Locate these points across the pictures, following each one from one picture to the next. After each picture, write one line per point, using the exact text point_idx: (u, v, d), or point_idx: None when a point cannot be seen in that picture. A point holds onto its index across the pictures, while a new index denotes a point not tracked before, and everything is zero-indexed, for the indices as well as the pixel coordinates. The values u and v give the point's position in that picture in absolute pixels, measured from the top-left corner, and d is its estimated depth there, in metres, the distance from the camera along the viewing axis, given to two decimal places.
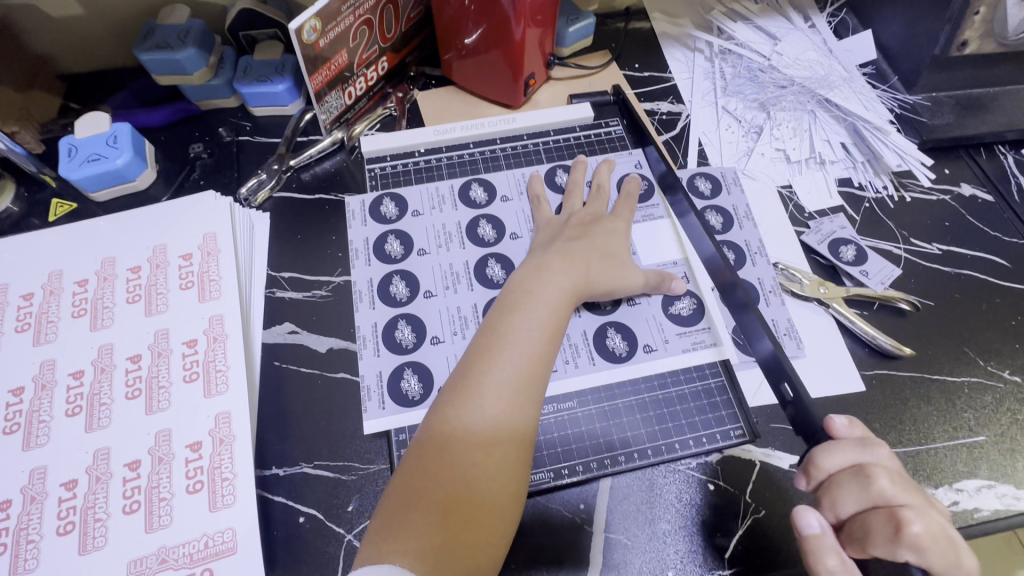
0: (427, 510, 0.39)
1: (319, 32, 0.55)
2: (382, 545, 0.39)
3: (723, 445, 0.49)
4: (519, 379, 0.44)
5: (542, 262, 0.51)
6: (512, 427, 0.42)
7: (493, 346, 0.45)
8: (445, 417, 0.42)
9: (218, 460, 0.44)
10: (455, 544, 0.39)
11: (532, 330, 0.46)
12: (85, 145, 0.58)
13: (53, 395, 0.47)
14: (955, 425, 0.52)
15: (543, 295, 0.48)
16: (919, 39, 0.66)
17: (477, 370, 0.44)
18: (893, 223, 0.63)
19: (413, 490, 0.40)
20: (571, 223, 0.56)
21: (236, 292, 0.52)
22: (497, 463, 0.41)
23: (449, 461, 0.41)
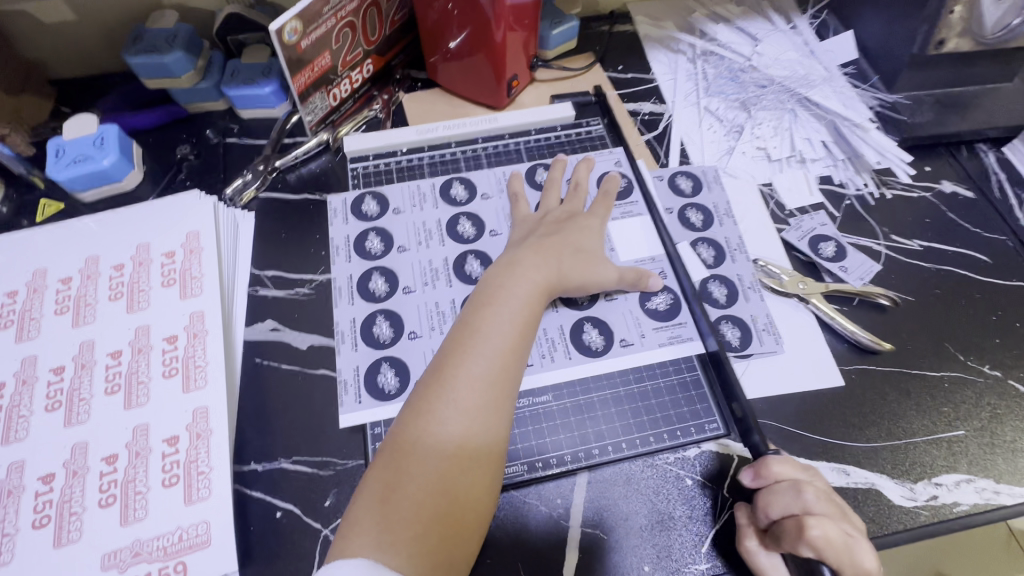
0: (403, 505, 0.39)
1: (300, 34, 0.56)
2: (353, 539, 0.38)
3: (698, 438, 0.50)
4: (493, 372, 0.44)
5: (513, 259, 0.51)
6: (488, 420, 0.42)
7: (467, 341, 0.45)
8: (420, 412, 0.42)
9: (195, 454, 0.45)
10: (432, 538, 0.39)
11: (506, 325, 0.46)
12: (73, 145, 0.58)
13: (34, 390, 0.47)
14: (934, 419, 0.52)
15: (517, 290, 0.48)
16: (898, 39, 0.67)
17: (451, 364, 0.44)
18: (874, 220, 0.63)
19: (387, 485, 0.40)
20: (548, 220, 0.57)
21: (218, 290, 0.53)
22: (473, 457, 0.41)
23: (424, 456, 0.41)
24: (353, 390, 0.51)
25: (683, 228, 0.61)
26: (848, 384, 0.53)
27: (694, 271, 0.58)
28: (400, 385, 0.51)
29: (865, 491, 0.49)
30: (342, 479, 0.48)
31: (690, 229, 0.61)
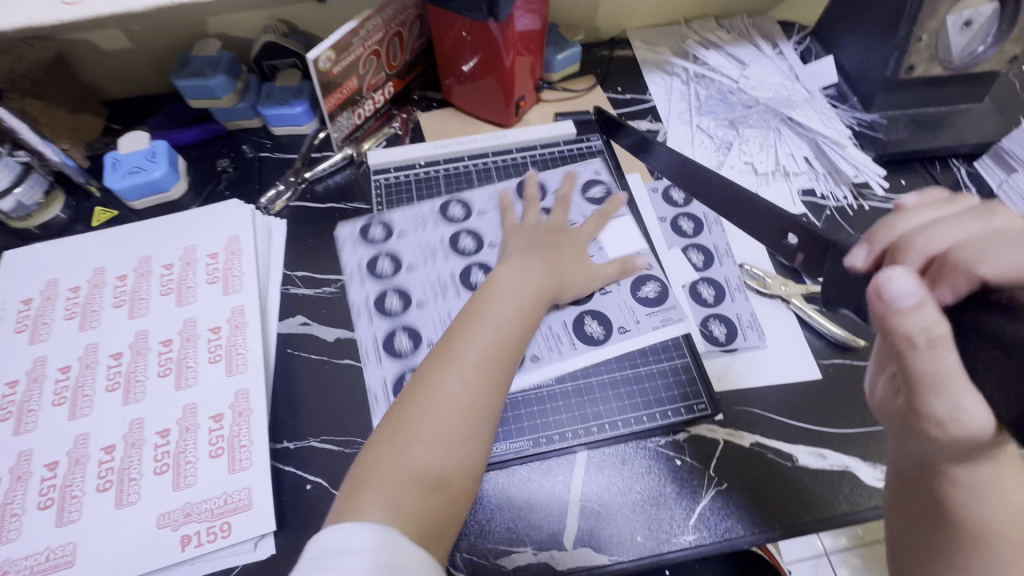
0: (407, 465, 0.44)
1: (333, 62, 0.63)
2: (361, 496, 0.43)
3: (687, 419, 0.55)
4: (492, 358, 0.50)
5: (522, 262, 0.58)
6: (484, 398, 0.48)
7: (470, 329, 0.52)
8: (425, 388, 0.48)
9: (237, 429, 0.51)
10: (427, 495, 0.44)
11: (506, 317, 0.53)
12: (128, 159, 0.66)
13: (95, 373, 0.53)
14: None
15: (519, 288, 0.55)
16: (873, 64, 0.73)
17: (456, 347, 0.50)
18: (852, 228, 0.68)
19: (392, 449, 0.45)
20: (546, 231, 0.64)
21: (256, 287, 0.59)
22: (469, 427, 0.47)
23: (426, 424, 0.46)
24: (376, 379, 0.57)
25: (675, 234, 0.67)
26: (826, 376, 0.58)
27: (686, 273, 0.64)
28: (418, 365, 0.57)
29: (839, 472, 0.53)
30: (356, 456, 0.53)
31: (682, 235, 0.67)
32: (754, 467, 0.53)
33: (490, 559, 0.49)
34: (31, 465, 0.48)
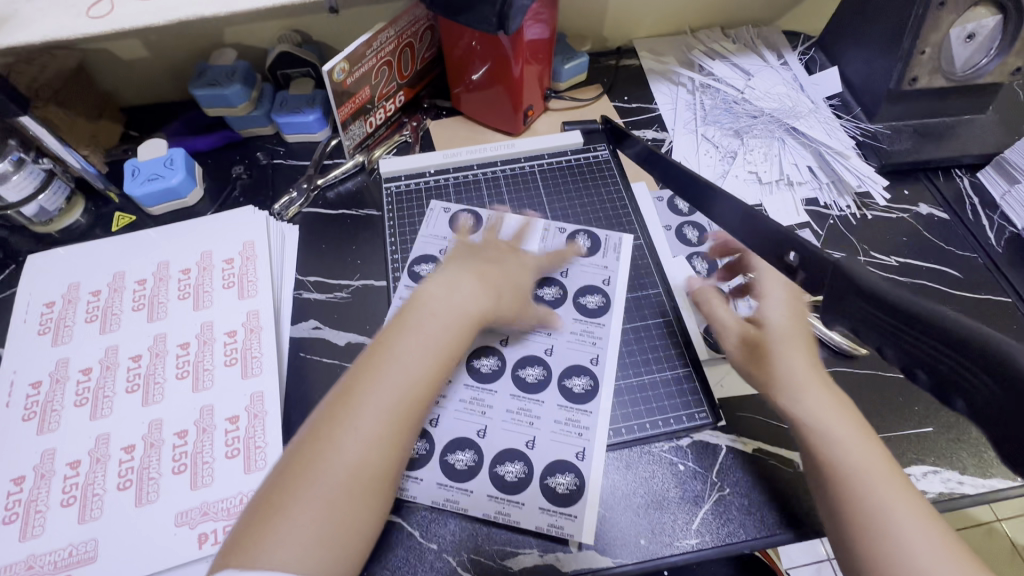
0: (290, 526, 0.39)
1: (347, 73, 0.65)
2: (243, 550, 0.39)
3: (691, 426, 0.56)
4: (399, 403, 0.46)
5: (454, 279, 0.55)
6: (388, 449, 0.44)
7: (379, 367, 0.47)
8: (319, 438, 0.43)
9: (252, 431, 0.52)
10: (322, 542, 0.40)
11: (420, 356, 0.48)
12: (147, 166, 0.68)
13: (116, 374, 0.55)
14: (906, 418, 0.57)
15: (441, 316, 0.51)
16: (877, 75, 0.74)
17: (360, 389, 0.45)
18: (855, 238, 0.70)
19: (274, 507, 0.40)
20: (487, 251, 0.61)
21: (270, 292, 0.61)
22: (367, 479, 0.43)
23: (322, 466, 0.42)
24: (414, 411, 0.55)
25: (680, 243, 0.68)
26: None
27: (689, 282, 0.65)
28: (492, 381, 0.57)
29: None
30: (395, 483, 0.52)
31: (687, 243, 0.68)
32: (757, 474, 0.54)
33: (496, 560, 0.50)
34: (54, 463, 0.50)
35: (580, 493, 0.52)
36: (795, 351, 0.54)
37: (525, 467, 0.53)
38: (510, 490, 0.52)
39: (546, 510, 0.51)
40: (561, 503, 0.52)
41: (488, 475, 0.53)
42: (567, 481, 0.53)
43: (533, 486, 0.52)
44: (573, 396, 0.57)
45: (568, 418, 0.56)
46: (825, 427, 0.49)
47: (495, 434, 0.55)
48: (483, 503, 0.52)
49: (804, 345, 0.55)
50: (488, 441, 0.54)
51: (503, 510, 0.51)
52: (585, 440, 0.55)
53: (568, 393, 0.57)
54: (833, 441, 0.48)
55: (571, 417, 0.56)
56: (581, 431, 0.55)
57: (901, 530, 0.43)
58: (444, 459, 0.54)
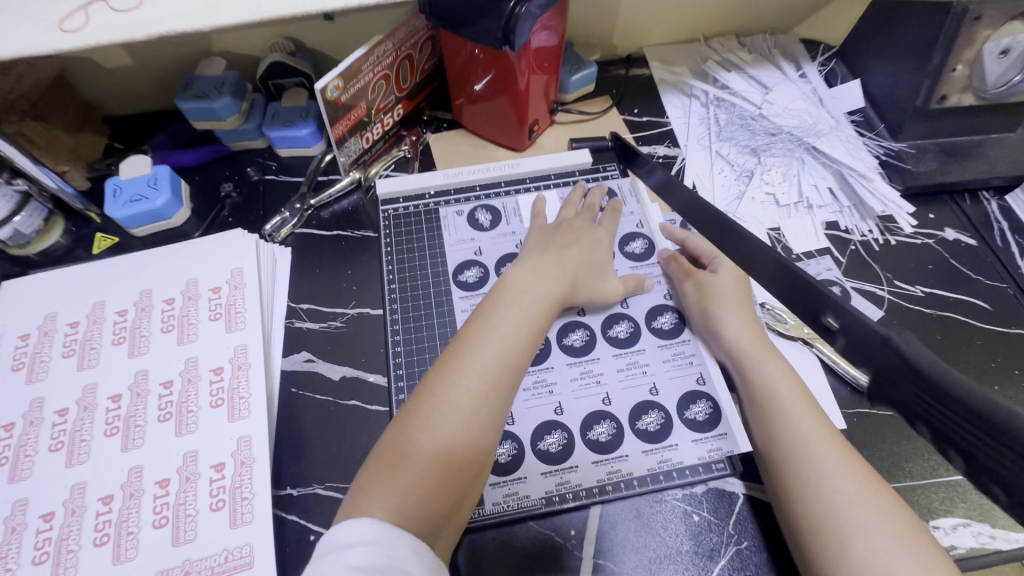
0: (411, 470, 0.44)
1: (341, 90, 0.61)
2: (364, 501, 0.43)
3: (707, 478, 0.53)
4: (500, 366, 0.50)
5: (536, 266, 0.58)
6: (492, 401, 0.49)
7: (477, 335, 0.52)
8: (431, 394, 0.48)
9: (239, 481, 0.49)
10: (436, 493, 0.44)
11: (516, 326, 0.53)
12: (129, 186, 0.64)
13: (94, 416, 0.52)
14: (932, 464, 0.54)
15: (532, 297, 0.55)
16: (902, 91, 0.70)
17: (464, 353, 0.51)
18: (877, 266, 0.66)
19: (396, 455, 0.45)
20: (563, 229, 0.63)
21: (259, 324, 0.57)
22: (476, 430, 0.47)
23: (433, 423, 0.46)
24: (534, 410, 0.56)
25: None
26: (849, 427, 0.56)
27: None
28: (590, 351, 0.60)
29: None
30: (555, 486, 0.53)
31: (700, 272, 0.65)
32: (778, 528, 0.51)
33: None
34: (26, 515, 0.47)
35: (717, 417, 0.56)
36: (734, 302, 0.59)
37: (565, 436, 0.55)
38: (658, 438, 0.55)
39: (699, 442, 0.55)
40: (705, 429, 0.55)
41: (631, 433, 0.55)
42: (703, 409, 0.56)
43: (676, 426, 0.56)
44: (665, 334, 0.61)
45: (673, 355, 0.60)
46: (760, 360, 0.54)
47: (619, 396, 0.57)
48: (643, 460, 0.54)
49: (742, 300, 0.59)
50: (617, 405, 0.57)
51: (663, 457, 0.54)
52: (650, 377, 0.58)
53: (659, 333, 0.61)
54: (765, 375, 0.53)
55: (674, 352, 0.60)
56: (691, 359, 0.59)
57: (833, 486, 0.46)
58: (586, 438, 0.55)
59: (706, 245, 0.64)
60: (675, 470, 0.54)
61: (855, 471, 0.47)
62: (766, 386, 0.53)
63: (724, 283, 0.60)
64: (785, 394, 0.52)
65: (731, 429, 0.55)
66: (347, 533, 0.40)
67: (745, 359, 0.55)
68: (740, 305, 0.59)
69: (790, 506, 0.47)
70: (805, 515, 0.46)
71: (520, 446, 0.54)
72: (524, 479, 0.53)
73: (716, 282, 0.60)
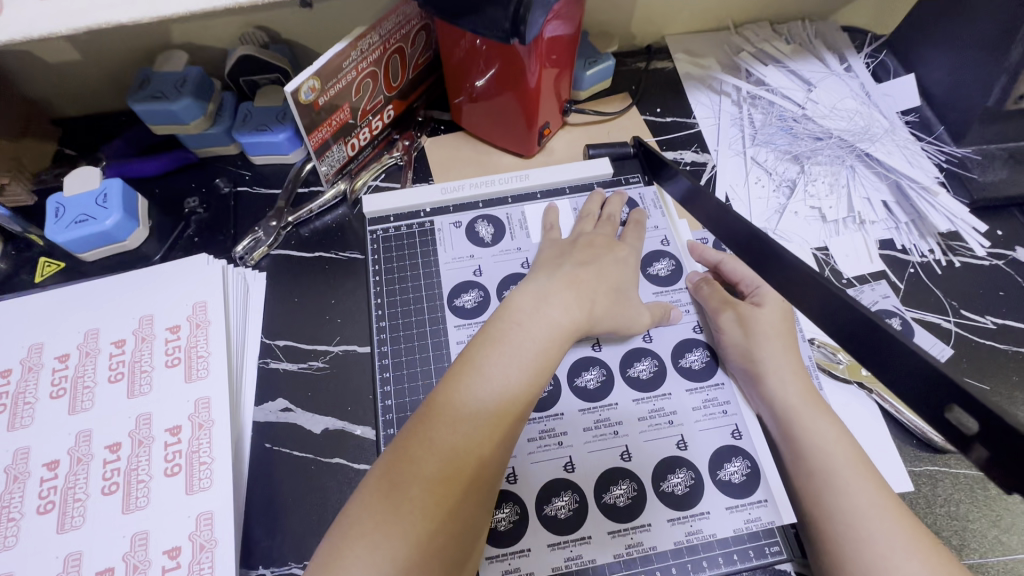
0: (370, 548, 0.35)
1: (318, 92, 0.52)
2: (351, 544, 0.35)
3: (759, 565, 0.44)
4: (490, 416, 0.39)
5: (543, 290, 0.47)
6: (513, 419, 0.40)
7: (463, 377, 0.41)
8: (400, 448, 0.38)
9: (197, 570, 0.41)
10: (440, 534, 0.36)
11: (514, 362, 0.41)
12: (73, 204, 0.54)
13: (25, 489, 0.43)
14: (1016, 536, 0.46)
15: (542, 333, 0.44)
16: (969, 88, 0.60)
17: (443, 400, 0.40)
18: (941, 292, 0.57)
19: (353, 526, 0.36)
20: (581, 244, 0.53)
21: (225, 371, 0.48)
22: (473, 471, 0.38)
23: (440, 446, 0.38)
24: (540, 465, 0.46)
25: None
26: (919, 490, 0.48)
27: None
28: (605, 394, 0.49)
29: None
30: (566, 561, 0.43)
31: None
32: None
33: None
34: None
35: (757, 479, 0.46)
36: (777, 340, 0.49)
37: (576, 497, 0.45)
38: (686, 504, 0.45)
39: (736, 509, 0.45)
40: (743, 494, 0.45)
41: (654, 497, 0.45)
42: (740, 468, 0.47)
43: (708, 489, 0.46)
44: (695, 375, 0.51)
45: (704, 401, 0.49)
46: (805, 416, 0.45)
47: (640, 450, 0.47)
48: (667, 532, 0.44)
49: (787, 337, 0.50)
50: (638, 461, 0.46)
51: (693, 528, 0.44)
52: (678, 427, 0.48)
53: (688, 373, 0.51)
54: (813, 433, 0.44)
55: (706, 398, 0.50)
56: (725, 408, 0.49)
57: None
58: (600, 502, 0.45)
59: (745, 269, 0.54)
60: (715, 547, 0.44)
61: (928, 558, 0.37)
62: (814, 447, 0.43)
63: (767, 315, 0.50)
64: (840, 458, 0.42)
65: (773, 494, 0.45)
66: None
67: (789, 411, 0.45)
68: (785, 346, 0.49)
69: None
70: None
71: (523, 509, 0.45)
72: (527, 552, 0.43)
73: (755, 314, 0.50)
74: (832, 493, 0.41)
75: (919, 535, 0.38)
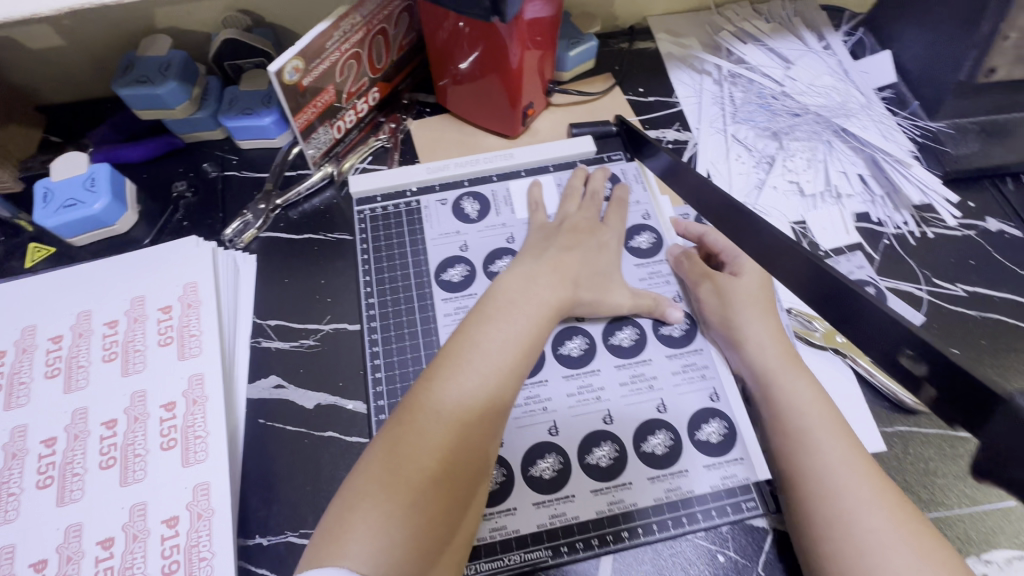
0: (374, 512, 0.36)
1: (302, 73, 0.52)
2: (351, 516, 0.37)
3: (735, 519, 0.46)
4: (485, 389, 0.42)
5: (530, 274, 0.49)
6: (501, 398, 0.43)
7: (454, 359, 0.43)
8: (401, 420, 0.40)
9: (195, 538, 0.42)
10: (435, 506, 0.38)
11: (504, 338, 0.44)
12: (62, 188, 0.55)
13: (24, 465, 0.44)
14: (981, 492, 0.48)
15: (528, 310, 0.46)
16: (941, 63, 0.62)
17: (439, 376, 0.42)
18: (914, 262, 0.59)
19: (357, 494, 0.37)
20: (567, 229, 0.54)
21: (218, 349, 0.49)
22: (466, 447, 0.40)
23: (433, 422, 0.40)
24: (526, 429, 0.48)
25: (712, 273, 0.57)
26: (890, 449, 0.50)
27: None
28: (588, 362, 0.51)
29: None
30: (550, 518, 0.45)
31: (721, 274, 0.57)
32: None
33: None
34: None
35: (733, 438, 0.48)
36: (758, 307, 0.50)
37: (560, 459, 0.47)
38: (665, 463, 0.47)
39: (713, 466, 0.47)
40: (720, 453, 0.48)
41: (634, 457, 0.47)
42: (718, 428, 0.48)
43: (686, 449, 0.48)
44: (674, 342, 0.52)
45: (683, 366, 0.51)
46: (783, 376, 0.46)
47: (621, 414, 0.49)
48: (648, 489, 0.46)
49: (766, 303, 0.51)
50: (619, 424, 0.48)
51: (672, 485, 0.46)
52: (657, 391, 0.50)
53: (668, 340, 0.52)
54: (792, 396, 0.45)
55: (685, 363, 0.51)
56: (703, 372, 0.51)
57: (867, 525, 0.39)
58: (583, 463, 0.47)
59: (724, 241, 0.56)
60: (693, 504, 0.46)
61: (893, 509, 0.39)
62: (791, 409, 0.45)
63: (749, 283, 0.52)
64: (817, 419, 0.44)
65: (749, 452, 0.48)
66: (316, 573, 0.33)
67: (768, 374, 0.47)
68: (766, 313, 0.50)
69: (814, 551, 0.40)
70: (828, 559, 0.39)
71: (510, 471, 0.46)
72: (513, 511, 0.45)
73: (735, 283, 0.52)
74: (808, 453, 0.43)
75: (888, 489, 0.40)
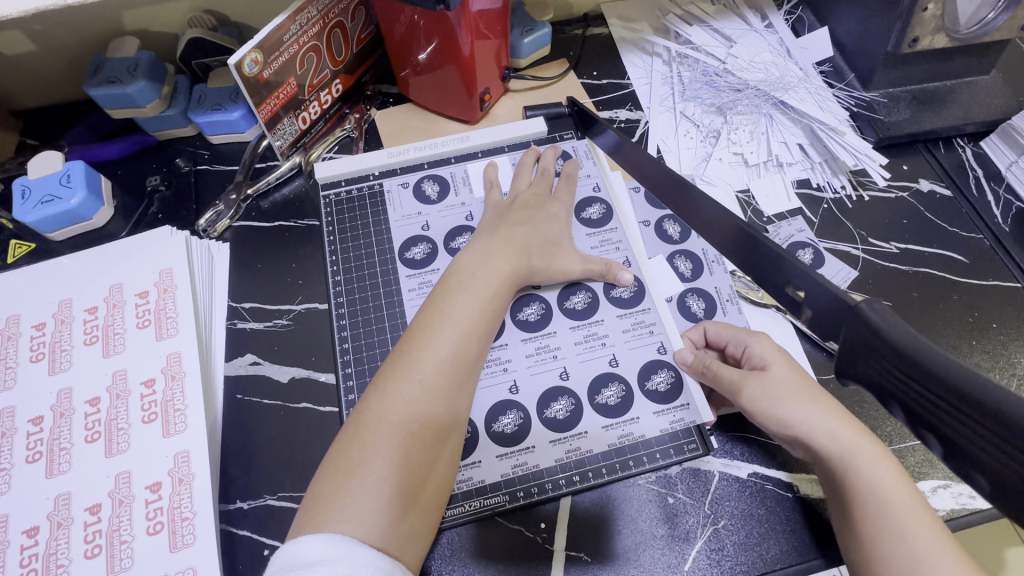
0: (370, 477, 0.39)
1: (261, 65, 0.55)
2: (342, 484, 0.39)
3: (680, 460, 0.50)
4: (455, 353, 0.46)
5: (485, 248, 0.52)
6: (472, 361, 0.47)
7: (425, 327, 0.46)
8: (385, 391, 0.43)
9: (178, 500, 0.45)
10: (419, 464, 0.41)
11: (471, 308, 0.48)
12: (38, 185, 0.57)
13: (13, 442, 0.47)
14: (897, 430, 0.51)
15: (481, 279, 0.49)
16: (872, 36, 0.66)
17: (415, 347, 0.45)
18: (851, 224, 0.63)
19: (351, 462, 0.40)
20: (517, 205, 0.57)
21: (194, 328, 0.52)
22: (442, 407, 0.44)
23: (411, 388, 0.43)
24: (488, 389, 0.51)
25: (660, 241, 0.60)
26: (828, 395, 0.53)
27: (670, 284, 0.58)
28: (545, 325, 0.54)
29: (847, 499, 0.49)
30: (513, 468, 0.49)
31: (667, 241, 0.60)
32: (754, 510, 0.48)
33: None
34: None
35: (679, 386, 0.52)
36: (800, 398, 0.46)
37: (521, 415, 0.50)
38: (617, 412, 0.51)
39: (662, 412, 0.51)
40: (668, 400, 0.52)
41: (589, 409, 0.51)
42: (665, 378, 0.52)
43: (636, 398, 0.52)
44: (624, 303, 0.56)
45: (633, 324, 0.55)
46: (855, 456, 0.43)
47: (577, 370, 0.53)
48: (602, 436, 0.50)
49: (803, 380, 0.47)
50: (575, 379, 0.52)
51: (624, 432, 0.50)
52: (610, 347, 0.54)
53: (619, 302, 0.56)
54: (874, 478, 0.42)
55: (635, 321, 0.55)
56: (651, 328, 0.55)
57: None
58: (542, 416, 0.50)
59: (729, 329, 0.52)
60: (642, 448, 0.50)
61: None
62: (878, 500, 0.41)
63: (780, 372, 0.47)
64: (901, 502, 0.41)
65: (693, 398, 0.52)
66: (318, 539, 0.36)
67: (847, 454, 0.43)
68: (817, 399, 0.46)
69: None
70: None
71: (474, 428, 0.50)
72: (479, 463, 0.49)
73: (768, 377, 0.47)
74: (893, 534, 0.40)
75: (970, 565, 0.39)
